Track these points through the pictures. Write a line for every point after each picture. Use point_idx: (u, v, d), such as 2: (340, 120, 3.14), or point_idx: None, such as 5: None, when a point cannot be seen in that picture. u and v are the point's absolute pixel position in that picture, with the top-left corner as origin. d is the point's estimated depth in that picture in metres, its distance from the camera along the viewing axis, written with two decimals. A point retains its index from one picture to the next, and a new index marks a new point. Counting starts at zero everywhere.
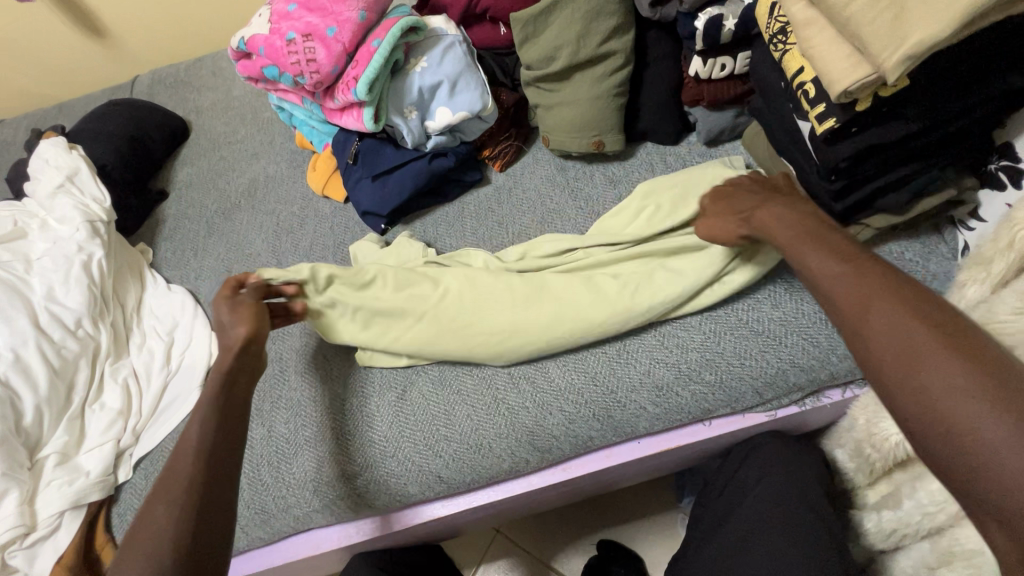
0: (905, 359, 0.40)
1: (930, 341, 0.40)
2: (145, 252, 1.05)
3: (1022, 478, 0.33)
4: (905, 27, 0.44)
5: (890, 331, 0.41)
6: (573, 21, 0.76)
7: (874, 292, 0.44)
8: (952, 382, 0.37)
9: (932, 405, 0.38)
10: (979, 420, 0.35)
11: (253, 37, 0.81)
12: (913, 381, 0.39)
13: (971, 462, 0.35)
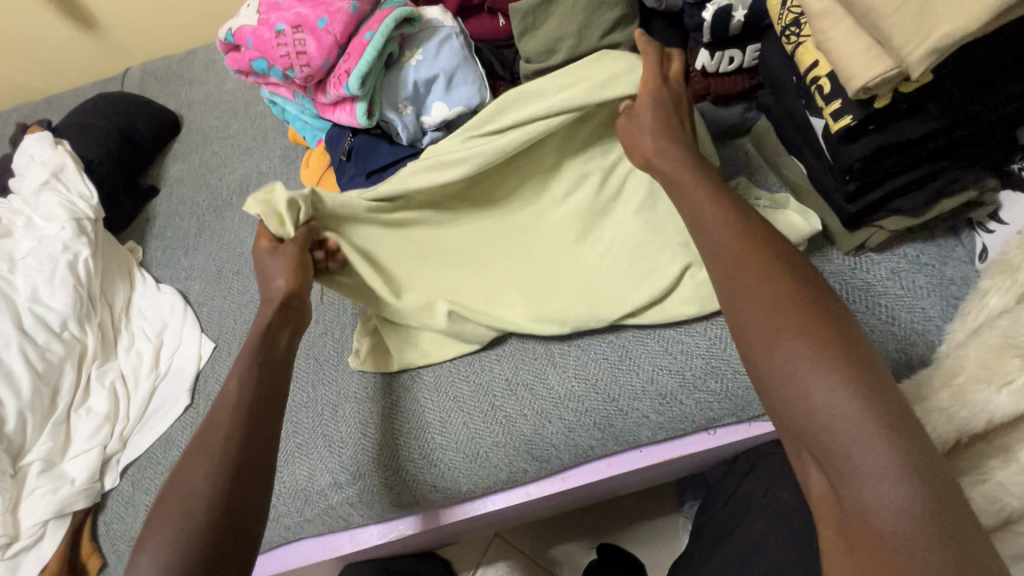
0: (762, 333, 0.44)
1: (783, 312, 0.44)
2: (134, 250, 1.02)
3: (844, 438, 0.39)
4: (932, 19, 0.41)
5: (752, 296, 0.46)
6: (575, 12, 0.73)
7: (741, 263, 0.48)
8: (805, 354, 0.42)
9: (786, 376, 0.42)
10: (817, 385, 0.40)
11: (241, 29, 0.78)
12: (767, 349, 0.44)
13: (808, 425, 0.40)
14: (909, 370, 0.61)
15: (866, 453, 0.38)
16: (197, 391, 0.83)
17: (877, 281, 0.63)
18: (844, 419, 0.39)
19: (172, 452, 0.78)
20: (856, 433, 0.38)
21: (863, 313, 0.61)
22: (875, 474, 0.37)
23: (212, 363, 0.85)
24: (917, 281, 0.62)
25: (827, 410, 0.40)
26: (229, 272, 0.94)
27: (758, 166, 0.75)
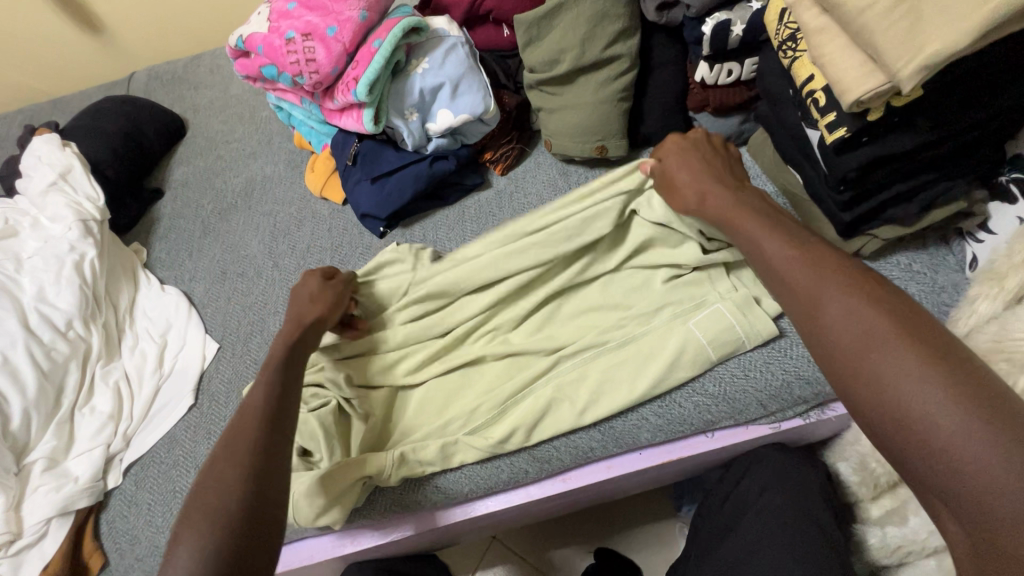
0: (847, 339, 0.43)
1: (871, 323, 0.43)
2: (139, 252, 1.03)
3: (947, 436, 0.36)
4: (921, 38, 0.43)
5: (832, 311, 0.45)
6: (578, 25, 0.75)
7: (819, 277, 0.47)
8: (903, 364, 0.40)
9: (880, 385, 0.40)
10: (908, 377, 0.39)
11: (251, 36, 0.79)
12: (855, 360, 0.42)
13: (916, 432, 0.38)
14: None
15: (960, 442, 0.36)
16: (200, 391, 0.84)
17: None
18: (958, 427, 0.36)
19: (175, 452, 0.79)
20: (961, 427, 0.36)
21: None
22: (994, 476, 0.34)
23: (215, 364, 0.86)
24: (909, 288, 0.64)
25: (931, 415, 0.37)
26: (234, 274, 0.95)
27: (754, 175, 0.77)
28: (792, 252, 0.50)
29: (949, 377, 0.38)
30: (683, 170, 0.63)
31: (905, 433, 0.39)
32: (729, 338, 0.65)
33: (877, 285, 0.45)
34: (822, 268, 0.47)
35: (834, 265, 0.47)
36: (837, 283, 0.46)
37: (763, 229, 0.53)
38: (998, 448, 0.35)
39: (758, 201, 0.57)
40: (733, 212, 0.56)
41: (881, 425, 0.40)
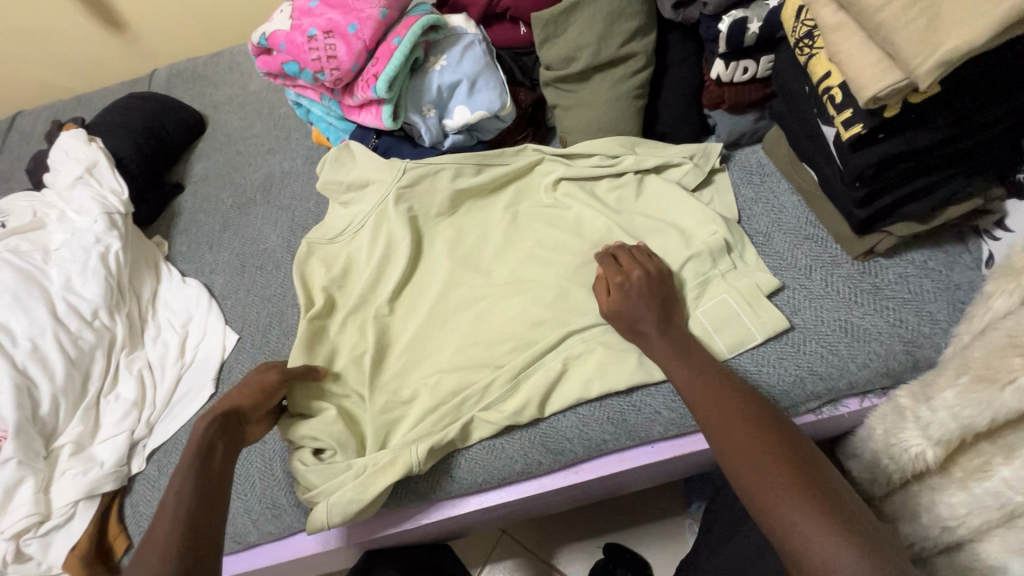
0: (738, 450, 0.52)
1: (762, 443, 0.51)
2: (160, 244, 1.05)
3: (811, 541, 0.45)
4: (940, 35, 0.43)
5: (734, 434, 0.53)
6: (594, 23, 0.76)
7: (722, 400, 0.56)
8: (779, 477, 0.49)
9: (770, 500, 0.48)
10: (786, 496, 0.48)
11: (274, 33, 0.81)
12: (752, 477, 0.50)
13: (784, 536, 0.47)
14: (916, 370, 0.63)
15: (818, 544, 0.45)
16: (221, 381, 0.86)
17: (885, 284, 0.66)
18: (826, 540, 0.45)
19: None
20: (821, 536, 0.45)
21: (872, 316, 0.64)
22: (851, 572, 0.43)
23: (236, 354, 0.88)
24: (924, 286, 0.64)
25: (800, 522, 0.46)
26: (253, 267, 0.98)
27: (769, 172, 0.78)
28: (700, 372, 0.59)
29: (810, 491, 0.48)
30: (632, 295, 0.66)
31: (785, 536, 0.47)
32: (730, 327, 0.66)
33: (769, 413, 0.54)
34: (726, 391, 0.56)
35: (734, 391, 0.57)
36: (735, 407, 0.55)
37: (678, 364, 0.61)
38: (851, 552, 0.44)
39: (679, 334, 0.64)
40: (664, 348, 0.62)
41: (765, 523, 0.49)
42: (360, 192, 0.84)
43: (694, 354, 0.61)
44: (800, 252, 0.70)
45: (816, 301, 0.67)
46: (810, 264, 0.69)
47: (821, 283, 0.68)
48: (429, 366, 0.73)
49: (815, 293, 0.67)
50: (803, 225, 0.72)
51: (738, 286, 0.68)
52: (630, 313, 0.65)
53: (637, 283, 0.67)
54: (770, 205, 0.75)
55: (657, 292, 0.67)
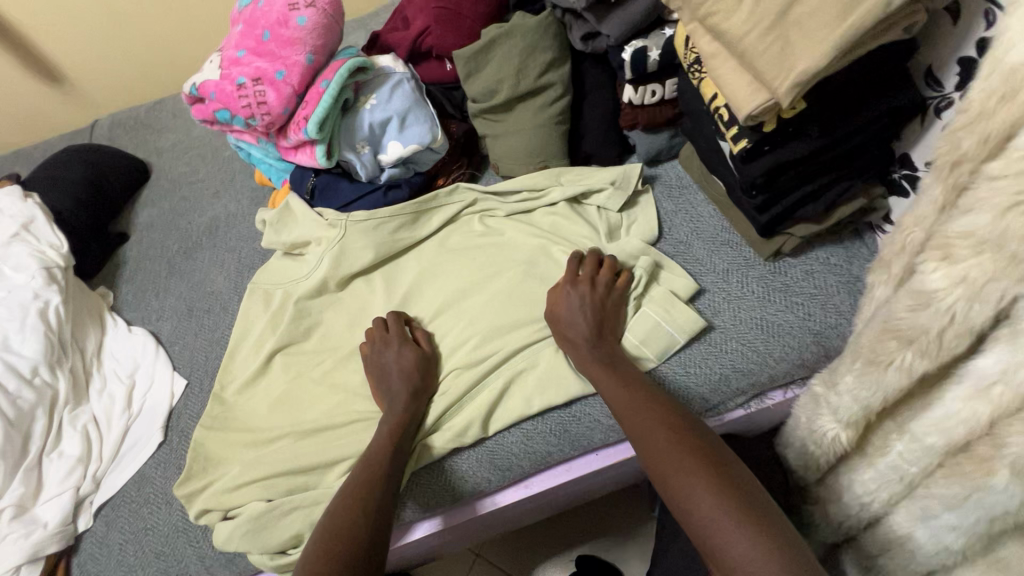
0: (655, 451, 0.56)
1: (675, 441, 0.55)
2: (104, 295, 1.04)
3: (728, 535, 0.48)
4: (791, 58, 0.48)
5: (652, 435, 0.57)
6: (511, 56, 0.81)
7: (643, 407, 0.60)
8: (699, 475, 0.52)
9: (682, 492, 0.52)
10: (695, 486, 0.51)
11: (205, 83, 0.83)
12: (667, 472, 0.54)
13: (696, 523, 0.50)
14: (828, 359, 0.68)
15: (736, 539, 0.47)
16: (170, 428, 0.86)
17: (794, 282, 0.71)
18: (727, 520, 0.48)
19: (145, 489, 0.80)
20: (724, 520, 0.48)
21: (784, 313, 0.69)
22: (749, 551, 0.46)
23: (184, 400, 0.88)
24: (828, 280, 0.70)
25: (716, 515, 0.49)
26: (200, 311, 0.98)
27: (687, 184, 0.83)
28: (625, 384, 0.64)
29: (718, 481, 0.51)
30: (574, 304, 0.70)
31: (696, 523, 0.50)
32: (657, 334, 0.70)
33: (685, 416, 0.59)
34: (646, 400, 0.61)
35: (654, 398, 0.61)
36: (653, 412, 0.59)
37: (607, 375, 0.65)
38: (750, 530, 0.47)
39: (612, 347, 0.69)
40: (595, 361, 0.67)
41: (689, 522, 0.51)
42: (307, 243, 0.88)
43: (622, 366, 0.66)
44: (718, 257, 0.75)
45: (733, 303, 0.72)
46: (726, 267, 0.74)
47: (737, 285, 0.72)
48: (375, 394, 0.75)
49: (732, 295, 0.72)
50: (719, 231, 0.78)
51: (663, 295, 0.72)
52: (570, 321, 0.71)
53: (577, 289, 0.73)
54: (689, 215, 0.80)
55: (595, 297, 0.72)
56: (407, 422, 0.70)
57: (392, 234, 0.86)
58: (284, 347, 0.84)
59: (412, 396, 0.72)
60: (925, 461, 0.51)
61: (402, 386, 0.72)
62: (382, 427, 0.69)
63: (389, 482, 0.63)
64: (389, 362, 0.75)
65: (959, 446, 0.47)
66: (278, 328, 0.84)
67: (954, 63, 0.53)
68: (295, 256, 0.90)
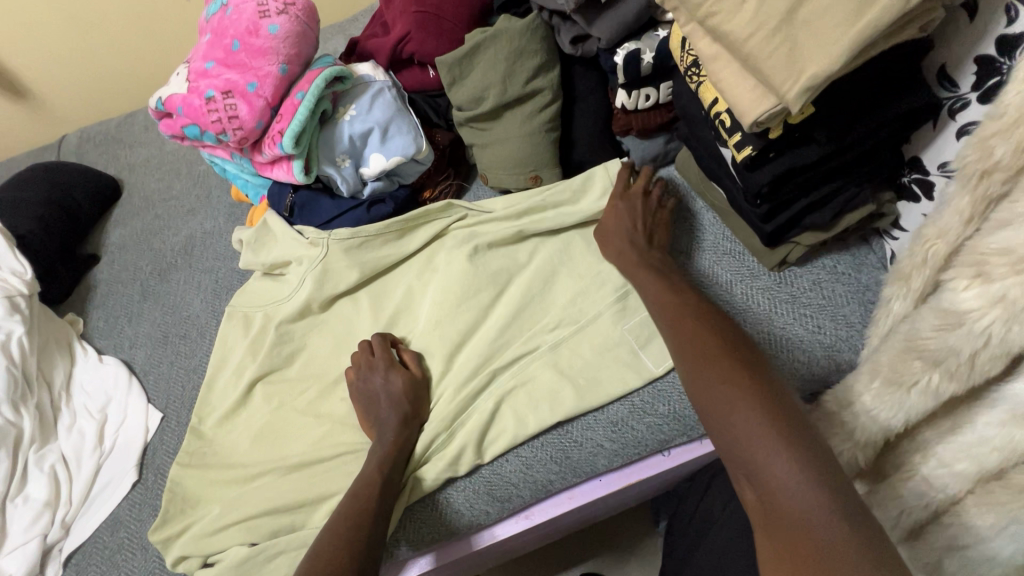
0: (696, 355, 0.51)
1: (720, 349, 0.50)
2: (74, 322, 0.98)
3: (757, 434, 0.43)
4: (800, 61, 0.45)
5: (700, 339, 0.52)
6: (497, 62, 0.76)
7: (690, 319, 0.56)
8: (733, 375, 0.47)
9: (718, 394, 0.47)
10: (737, 390, 0.46)
11: (171, 97, 0.78)
12: (706, 375, 0.49)
13: (729, 425, 0.45)
14: (840, 373, 0.65)
15: (772, 452, 0.41)
16: (146, 465, 0.81)
17: (801, 292, 0.68)
18: (763, 428, 0.43)
19: (119, 533, 0.75)
20: (758, 423, 0.43)
21: (792, 325, 0.66)
22: (786, 468, 0.40)
23: (160, 434, 0.83)
24: (836, 290, 0.67)
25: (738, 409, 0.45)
26: (176, 337, 0.92)
27: (685, 192, 0.80)
28: (676, 299, 0.60)
29: (767, 390, 0.45)
30: (622, 213, 0.73)
31: (727, 424, 0.45)
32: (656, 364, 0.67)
33: (738, 333, 0.53)
34: (695, 313, 0.56)
35: (704, 312, 0.56)
36: (702, 323, 0.55)
37: (659, 292, 0.62)
38: (789, 443, 0.41)
39: (660, 268, 0.66)
40: (640, 278, 0.66)
41: (711, 420, 0.46)
42: (288, 264, 0.83)
43: (670, 284, 0.62)
44: (720, 268, 0.72)
45: (739, 315, 0.68)
46: (730, 279, 0.71)
47: (742, 297, 0.69)
48: (365, 424, 0.70)
49: (737, 308, 0.69)
50: (720, 241, 0.74)
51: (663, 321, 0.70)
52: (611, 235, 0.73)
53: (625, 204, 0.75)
54: (689, 225, 0.77)
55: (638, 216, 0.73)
56: (397, 453, 0.65)
57: (378, 254, 0.82)
58: (265, 375, 0.79)
59: (402, 426, 0.67)
60: (951, 488, 0.48)
61: (392, 412, 0.68)
62: (370, 460, 0.65)
63: (381, 510, 0.60)
64: (377, 388, 0.70)
65: (991, 473, 0.45)
66: (258, 355, 0.79)
67: (971, 61, 0.49)
68: (276, 277, 0.85)
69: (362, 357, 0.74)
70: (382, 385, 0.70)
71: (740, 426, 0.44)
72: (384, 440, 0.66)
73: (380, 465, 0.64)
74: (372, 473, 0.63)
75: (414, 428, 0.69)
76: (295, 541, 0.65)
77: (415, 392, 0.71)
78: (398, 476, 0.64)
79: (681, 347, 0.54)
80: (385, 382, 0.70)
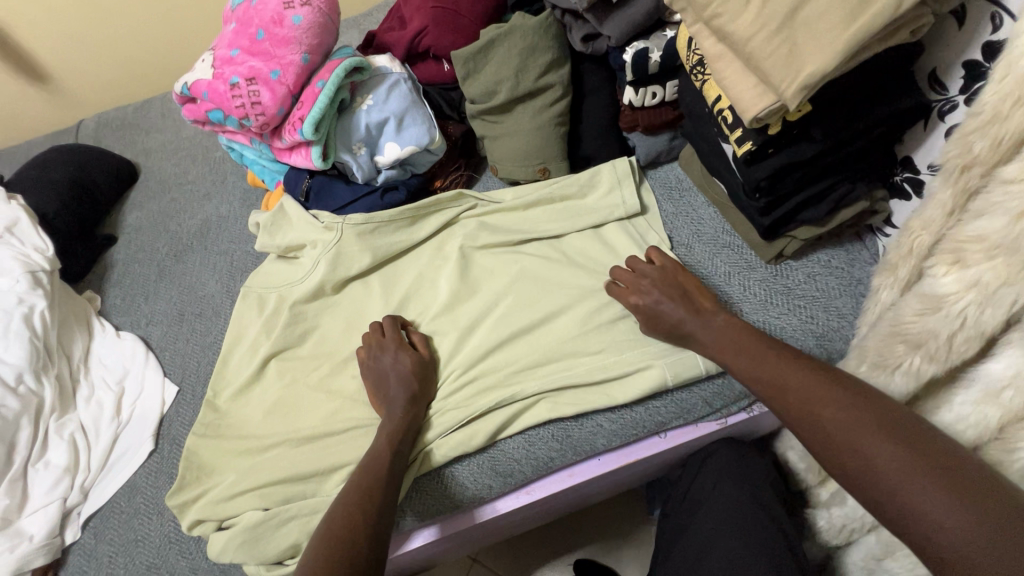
0: (818, 422, 0.50)
1: (844, 415, 0.49)
2: (92, 299, 1.02)
3: (927, 503, 0.42)
4: (799, 61, 0.48)
5: (814, 408, 0.51)
6: (510, 57, 0.80)
7: (794, 382, 0.54)
8: (870, 443, 0.46)
9: (866, 466, 0.46)
10: (882, 458, 0.45)
11: (196, 83, 0.81)
12: (840, 448, 0.48)
13: (893, 504, 0.44)
14: (831, 362, 0.68)
15: (946, 518, 0.41)
16: (161, 436, 0.84)
17: (796, 285, 0.71)
18: (932, 499, 0.42)
19: (136, 500, 0.78)
20: (924, 491, 0.42)
21: (786, 316, 0.69)
22: (968, 538, 0.40)
23: (175, 408, 0.86)
24: (830, 283, 0.70)
25: (887, 462, 0.45)
26: (192, 315, 0.96)
27: (686, 187, 0.83)
28: (763, 361, 0.58)
29: (915, 448, 0.45)
30: (650, 294, 0.69)
31: (888, 498, 0.44)
32: (646, 355, 0.70)
33: (854, 384, 0.52)
34: (794, 375, 0.54)
35: (807, 371, 0.54)
36: (812, 384, 0.53)
37: (737, 357, 0.60)
38: (962, 508, 0.41)
39: (724, 322, 0.64)
40: (714, 340, 0.63)
41: (859, 474, 0.46)
42: (302, 247, 0.86)
43: (752, 343, 0.60)
44: (719, 260, 0.75)
45: (736, 306, 0.71)
46: (728, 270, 0.74)
47: (739, 288, 0.72)
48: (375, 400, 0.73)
49: (734, 298, 0.72)
50: (720, 234, 0.77)
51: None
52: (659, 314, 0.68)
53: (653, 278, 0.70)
54: (689, 218, 0.80)
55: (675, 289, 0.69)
56: (405, 428, 0.68)
57: (389, 239, 0.85)
58: (279, 352, 0.82)
59: (411, 402, 0.70)
60: None
61: (401, 392, 0.71)
62: (380, 433, 0.68)
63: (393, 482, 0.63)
64: (380, 366, 0.74)
65: (967, 450, 0.48)
66: (273, 333, 0.82)
67: (960, 66, 0.52)
68: (290, 259, 0.88)
69: (374, 337, 0.76)
70: (392, 363, 0.73)
71: (903, 503, 0.43)
72: (393, 415, 0.69)
73: (390, 437, 0.67)
74: (382, 445, 0.66)
75: (422, 404, 0.72)
76: (308, 508, 0.69)
77: (424, 370, 0.74)
78: (406, 449, 0.67)
79: (800, 419, 0.52)
80: (396, 361, 0.73)
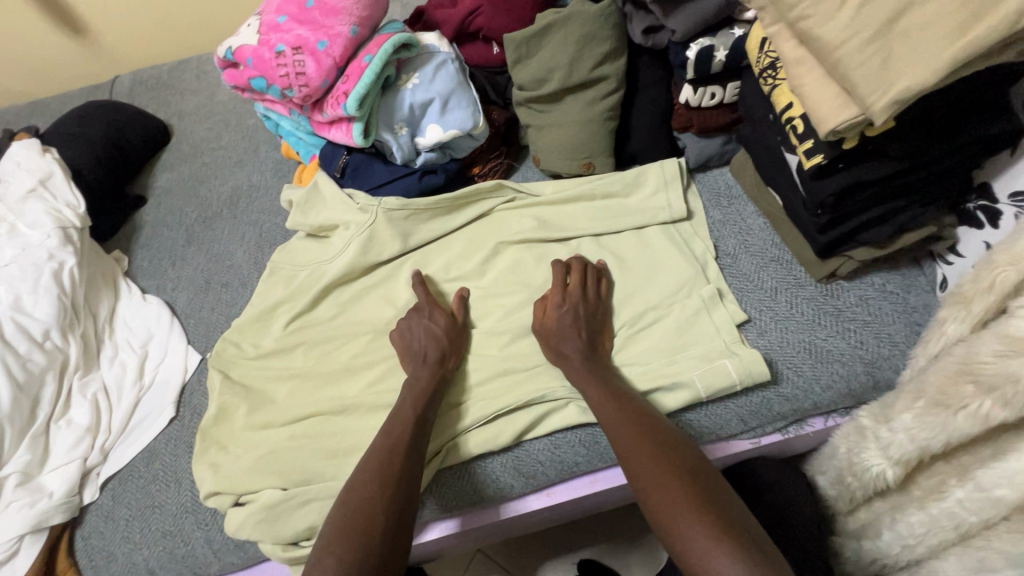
0: (662, 498, 0.53)
1: (687, 498, 0.53)
2: (119, 260, 1.01)
3: None
4: (892, 74, 0.45)
5: (658, 484, 0.54)
6: (566, 45, 0.76)
7: (646, 452, 0.57)
8: (701, 527, 0.50)
9: (693, 548, 0.50)
10: (711, 544, 0.49)
11: (241, 48, 0.79)
12: (677, 528, 0.51)
13: None
14: (877, 391, 0.65)
15: None
16: (182, 403, 0.83)
17: (847, 307, 0.68)
18: None
19: (155, 466, 0.78)
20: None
21: (834, 338, 0.66)
22: None
23: (197, 376, 0.85)
24: (883, 308, 0.67)
25: (718, 563, 0.48)
26: (218, 284, 0.95)
27: (736, 195, 0.80)
28: (628, 424, 0.60)
29: (737, 537, 0.49)
30: (565, 319, 0.69)
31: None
32: (676, 366, 0.67)
33: (694, 466, 0.56)
34: (651, 444, 0.57)
35: (663, 445, 0.57)
36: (659, 460, 0.56)
37: (612, 405, 0.62)
38: None
39: (600, 364, 0.67)
40: (587, 382, 0.65)
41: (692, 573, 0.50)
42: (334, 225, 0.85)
43: (625, 402, 0.62)
44: (766, 274, 0.72)
45: (780, 323, 0.68)
46: (775, 286, 0.71)
47: (786, 305, 0.69)
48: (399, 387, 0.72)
49: (780, 315, 0.69)
50: (768, 247, 0.74)
51: (687, 319, 0.70)
52: (558, 334, 0.69)
53: (570, 301, 0.71)
54: (737, 227, 0.77)
55: (580, 317, 0.70)
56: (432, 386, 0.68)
57: (424, 227, 0.83)
58: (306, 331, 0.81)
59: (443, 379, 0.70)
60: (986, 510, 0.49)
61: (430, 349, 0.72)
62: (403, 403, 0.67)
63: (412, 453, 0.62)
64: (418, 330, 0.73)
65: None
66: (301, 310, 0.81)
67: None
68: (322, 239, 0.86)
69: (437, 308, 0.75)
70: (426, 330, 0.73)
71: None
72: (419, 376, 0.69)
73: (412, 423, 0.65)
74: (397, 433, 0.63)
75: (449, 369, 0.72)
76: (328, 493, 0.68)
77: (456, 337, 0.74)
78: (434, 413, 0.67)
79: (645, 490, 0.55)
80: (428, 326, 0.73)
